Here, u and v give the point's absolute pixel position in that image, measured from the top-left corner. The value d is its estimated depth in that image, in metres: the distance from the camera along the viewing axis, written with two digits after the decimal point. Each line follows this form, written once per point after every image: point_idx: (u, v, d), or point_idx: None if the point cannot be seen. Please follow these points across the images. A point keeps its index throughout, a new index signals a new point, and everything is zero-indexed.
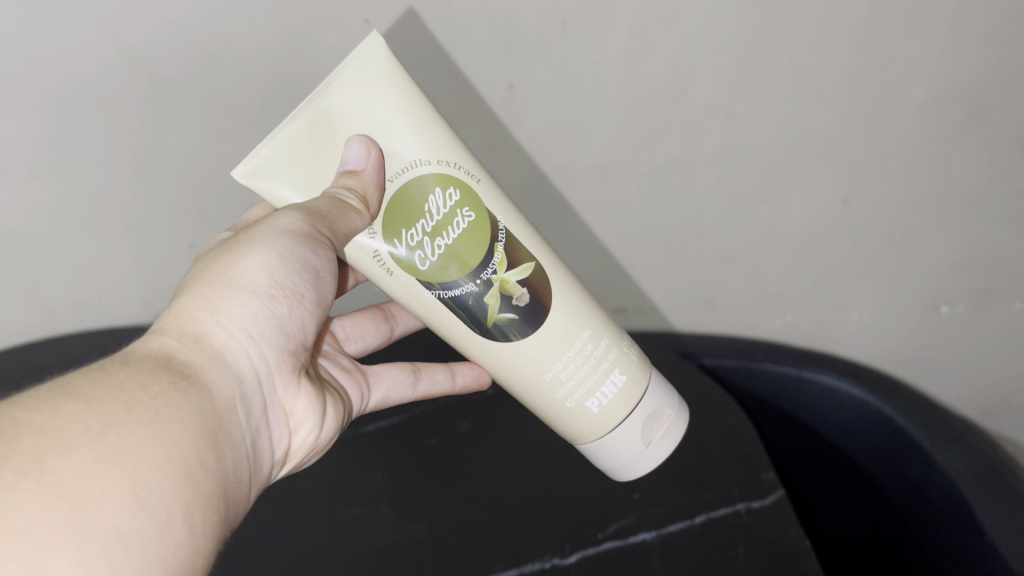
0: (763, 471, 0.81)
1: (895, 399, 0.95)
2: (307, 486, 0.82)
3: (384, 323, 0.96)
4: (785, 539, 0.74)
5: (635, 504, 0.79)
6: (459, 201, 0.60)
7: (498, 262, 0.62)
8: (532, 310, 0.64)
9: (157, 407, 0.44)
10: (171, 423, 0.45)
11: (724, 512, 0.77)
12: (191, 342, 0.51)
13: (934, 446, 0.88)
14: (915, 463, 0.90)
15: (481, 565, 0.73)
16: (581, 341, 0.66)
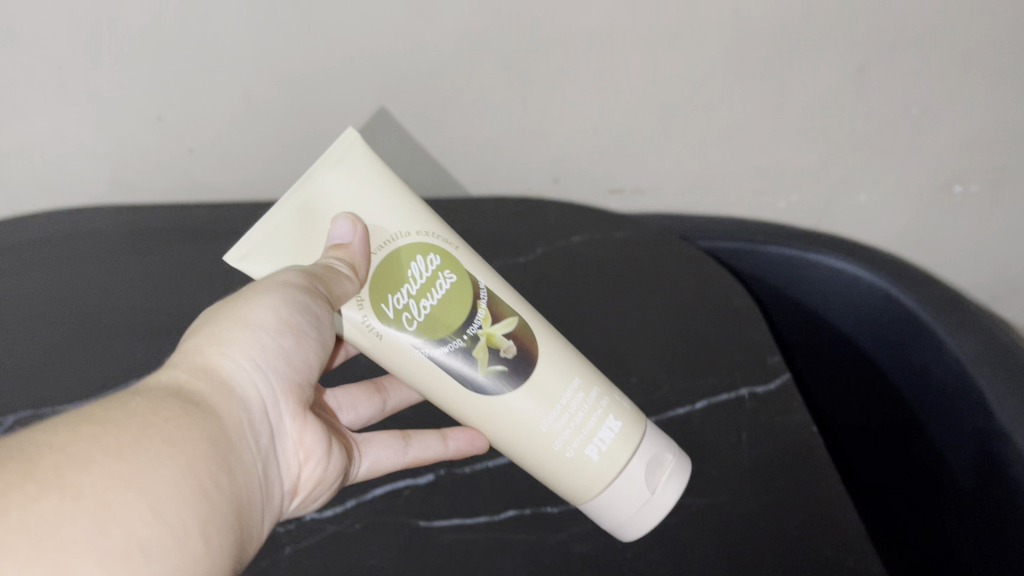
0: (769, 355, 0.62)
1: (884, 270, 0.72)
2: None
3: (376, 394, 0.63)
4: (787, 431, 0.56)
5: (651, 374, 0.61)
6: (442, 268, 0.49)
7: (484, 318, 0.49)
8: (521, 363, 0.49)
9: (175, 440, 0.35)
10: (190, 436, 0.36)
11: (723, 396, 0.59)
12: (202, 377, 0.41)
13: (939, 334, 0.66)
14: (913, 351, 0.69)
15: (431, 454, 0.57)
16: (570, 394, 0.50)
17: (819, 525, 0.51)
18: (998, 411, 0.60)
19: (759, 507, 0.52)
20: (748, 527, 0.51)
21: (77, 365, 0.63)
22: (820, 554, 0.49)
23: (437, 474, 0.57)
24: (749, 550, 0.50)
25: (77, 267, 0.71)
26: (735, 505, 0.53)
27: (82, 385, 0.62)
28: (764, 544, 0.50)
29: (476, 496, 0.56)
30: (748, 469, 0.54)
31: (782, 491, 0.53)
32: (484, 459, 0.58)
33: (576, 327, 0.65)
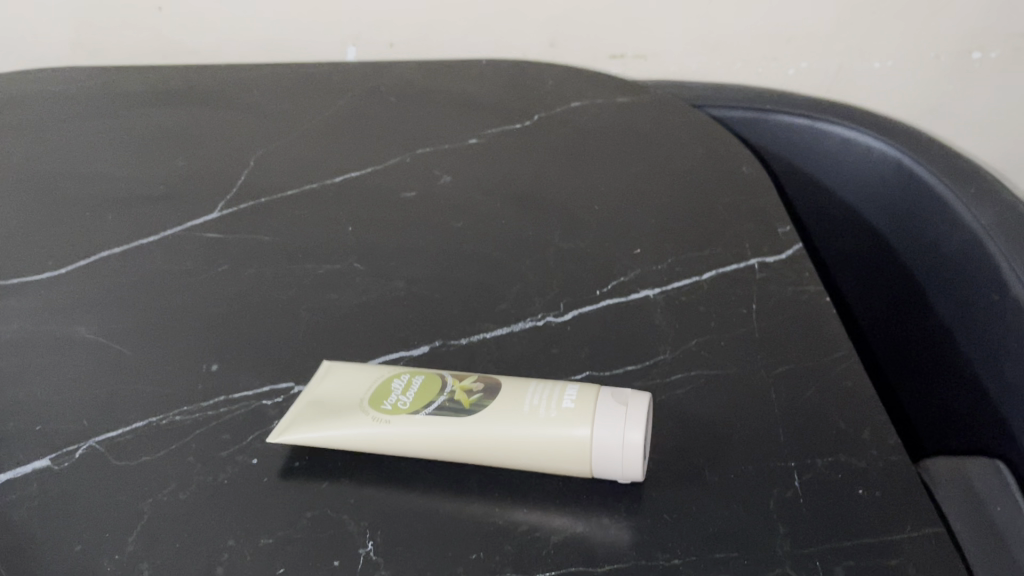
0: (778, 225, 0.59)
1: (893, 137, 0.69)
2: (259, 224, 0.61)
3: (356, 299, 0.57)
4: (798, 301, 0.54)
5: (655, 243, 0.59)
6: (413, 373, 0.46)
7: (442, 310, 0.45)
8: (488, 387, 0.44)
9: None
10: None
11: (732, 266, 0.56)
12: None
13: (949, 200, 0.63)
14: (922, 218, 0.66)
15: (429, 326, 0.53)
16: (550, 397, 0.43)
17: (833, 396, 0.48)
18: (1012, 277, 0.57)
19: (770, 377, 0.49)
20: (761, 400, 0.48)
21: (51, 234, 0.60)
22: (834, 425, 0.46)
23: (432, 345, 0.52)
24: (761, 421, 0.47)
25: (69, 151, 0.69)
26: (746, 376, 0.49)
27: (55, 254, 0.59)
28: (778, 416, 0.47)
29: (474, 365, 0.50)
30: (758, 340, 0.51)
31: (793, 361, 0.50)
32: (484, 329, 0.53)
33: (576, 200, 0.63)
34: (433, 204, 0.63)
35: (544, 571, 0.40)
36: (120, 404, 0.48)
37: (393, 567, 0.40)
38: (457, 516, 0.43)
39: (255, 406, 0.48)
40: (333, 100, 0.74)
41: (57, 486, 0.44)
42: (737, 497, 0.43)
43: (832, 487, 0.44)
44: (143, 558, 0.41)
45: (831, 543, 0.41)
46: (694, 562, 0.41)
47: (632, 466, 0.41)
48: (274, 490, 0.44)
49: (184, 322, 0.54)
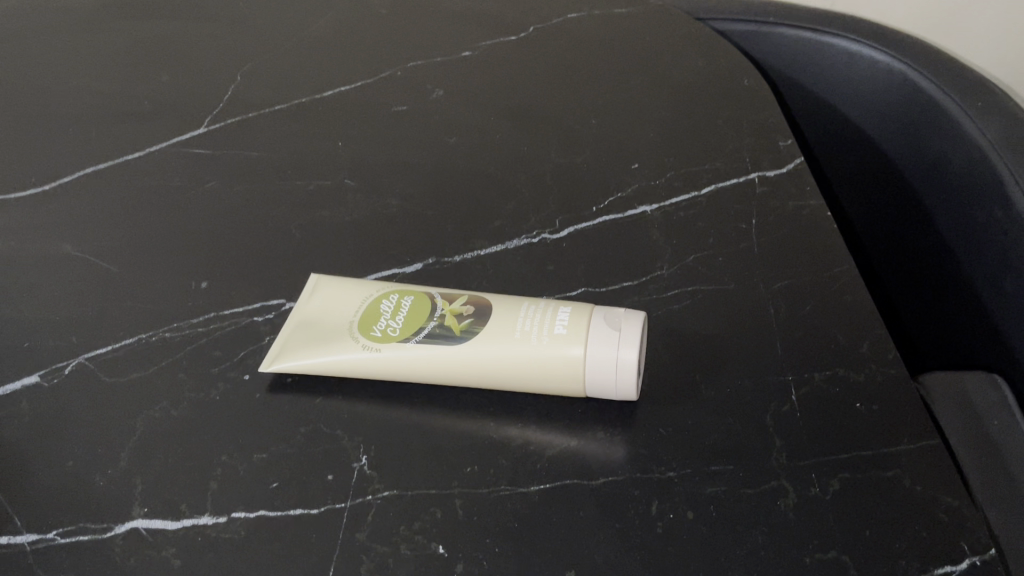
0: (779, 139, 0.58)
1: (900, 49, 0.66)
2: (246, 139, 0.59)
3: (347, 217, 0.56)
4: (798, 215, 0.52)
5: (653, 157, 0.57)
6: (402, 294, 0.45)
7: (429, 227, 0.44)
8: (479, 309, 0.43)
9: None
10: None
11: (732, 181, 0.55)
12: None
13: (956, 117, 0.61)
14: (928, 134, 0.64)
15: (423, 243, 0.52)
16: (542, 315, 0.43)
17: (832, 311, 0.47)
18: (1014, 193, 0.56)
19: (769, 292, 0.48)
20: (759, 316, 0.47)
21: (33, 150, 0.59)
22: (832, 340, 0.46)
23: (426, 263, 0.51)
24: (758, 336, 0.46)
25: (50, 65, 0.67)
26: (744, 292, 0.48)
27: (38, 170, 0.57)
28: (776, 331, 0.46)
29: (467, 283, 0.49)
30: (757, 254, 0.50)
31: (792, 276, 0.49)
32: (479, 247, 0.51)
33: (572, 114, 0.61)
34: (425, 119, 0.61)
35: (539, 484, 0.40)
36: (108, 321, 0.48)
37: (389, 481, 0.40)
38: (452, 431, 0.42)
39: (245, 323, 0.47)
40: (321, 10, 0.71)
41: (47, 403, 0.44)
42: (734, 411, 0.43)
43: (829, 401, 0.43)
44: (136, 473, 0.41)
45: (827, 456, 0.41)
46: (689, 476, 0.40)
47: (627, 384, 0.41)
48: (267, 407, 0.43)
49: (172, 238, 0.53)
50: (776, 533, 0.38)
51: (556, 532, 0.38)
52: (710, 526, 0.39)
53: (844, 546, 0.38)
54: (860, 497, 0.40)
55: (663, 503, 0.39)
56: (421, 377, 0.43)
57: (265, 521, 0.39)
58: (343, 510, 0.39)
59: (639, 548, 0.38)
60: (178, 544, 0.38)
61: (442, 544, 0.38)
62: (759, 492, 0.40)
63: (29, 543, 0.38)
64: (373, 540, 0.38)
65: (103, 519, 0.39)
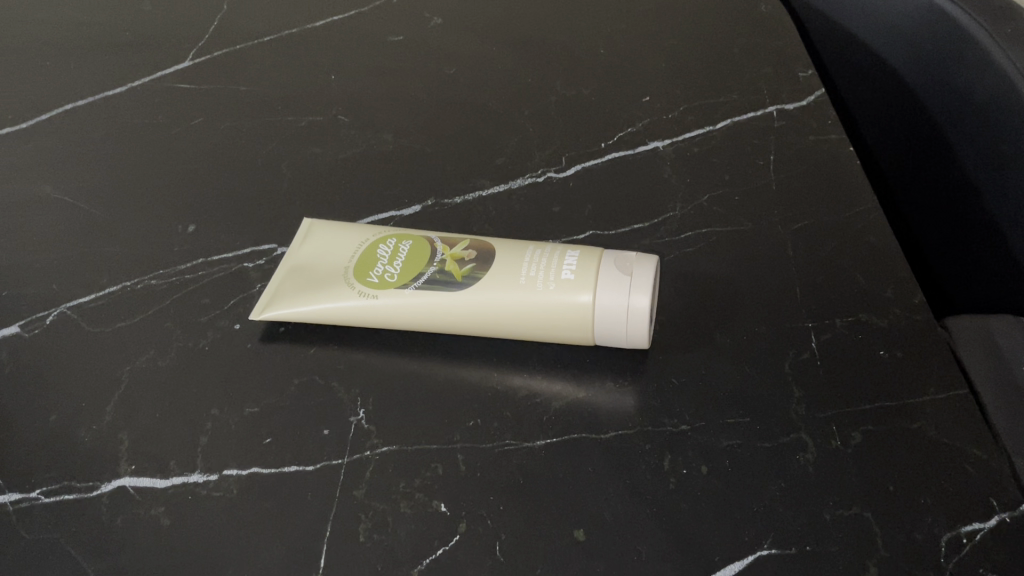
0: (799, 68, 0.54)
1: None
2: (234, 72, 0.56)
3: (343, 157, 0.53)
4: (819, 151, 0.49)
5: (665, 90, 0.54)
6: (399, 238, 0.42)
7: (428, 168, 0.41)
8: (482, 254, 0.41)
9: None
10: None
11: (748, 115, 0.52)
12: None
13: (980, 45, 0.56)
14: (949, 67, 0.60)
15: (421, 183, 0.49)
16: (549, 261, 0.40)
17: (854, 252, 0.45)
18: None
19: (788, 233, 0.45)
20: (777, 258, 0.44)
21: (9, 86, 0.56)
22: (854, 283, 0.43)
23: (426, 205, 0.48)
24: (777, 280, 0.44)
25: None
26: (762, 233, 0.46)
27: (15, 108, 0.54)
28: (795, 275, 0.44)
29: (469, 226, 0.47)
30: (776, 193, 0.47)
31: (812, 216, 0.46)
32: (480, 188, 0.49)
33: (578, 43, 0.57)
34: (422, 50, 0.57)
35: (546, 438, 0.38)
36: (91, 267, 0.45)
37: (387, 436, 0.38)
38: (453, 382, 0.40)
39: (236, 270, 0.45)
40: None
41: (28, 354, 0.42)
42: (751, 359, 0.40)
43: (851, 348, 0.41)
44: (122, 428, 0.39)
45: (849, 406, 0.39)
46: (704, 428, 0.38)
47: (638, 332, 0.39)
48: (259, 356, 0.41)
49: (156, 178, 0.50)
50: (795, 487, 0.36)
51: (563, 489, 0.36)
52: (725, 479, 0.37)
53: (868, 501, 0.36)
54: (884, 450, 0.37)
55: (676, 457, 0.37)
56: (419, 325, 0.41)
57: (258, 478, 0.37)
58: (339, 467, 0.37)
59: (651, 505, 0.36)
60: (167, 503, 0.36)
61: (443, 502, 0.36)
62: (777, 445, 0.38)
63: (12, 503, 0.37)
64: (371, 497, 0.36)
65: (89, 477, 0.37)
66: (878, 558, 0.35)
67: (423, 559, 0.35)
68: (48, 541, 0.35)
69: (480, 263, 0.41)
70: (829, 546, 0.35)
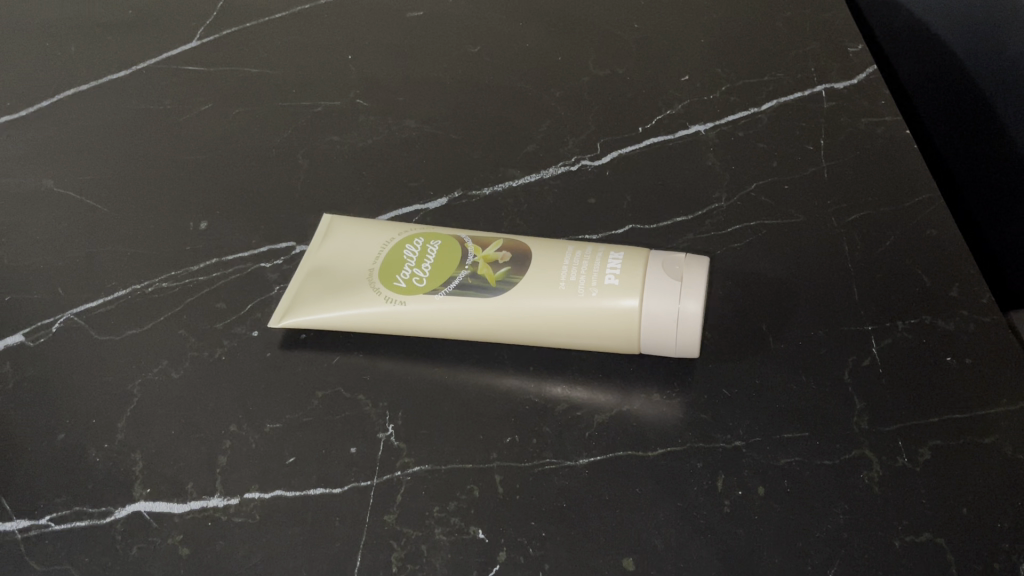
0: (849, 44, 0.50)
1: None
2: (244, 53, 0.53)
3: None
4: (874, 135, 0.46)
5: (704, 68, 0.50)
6: (427, 238, 0.39)
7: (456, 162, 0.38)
8: (518, 257, 0.38)
9: None
10: None
11: (795, 94, 0.48)
12: None
13: None
14: None
15: (446, 173, 0.46)
16: (590, 264, 0.37)
17: (915, 247, 0.41)
18: None
19: (843, 226, 0.42)
20: (832, 254, 0.41)
21: (7, 70, 0.53)
22: (916, 281, 0.40)
23: (452, 197, 0.45)
24: (833, 278, 0.40)
25: None
26: (814, 226, 0.42)
27: (13, 93, 0.51)
28: (852, 273, 0.41)
29: (498, 220, 0.44)
30: (828, 182, 0.44)
31: (868, 207, 0.43)
32: (510, 178, 0.45)
33: (610, 17, 0.54)
34: (444, 27, 0.54)
35: (589, 456, 0.35)
36: (98, 269, 0.43)
37: (419, 454, 0.36)
38: (487, 394, 0.37)
39: (252, 270, 0.42)
40: None
41: (34, 366, 0.39)
42: (807, 367, 0.38)
43: (916, 354, 0.38)
44: (136, 448, 0.36)
45: (916, 419, 0.36)
46: (759, 444, 0.35)
47: (688, 340, 0.36)
48: (278, 366, 0.38)
49: (165, 170, 0.47)
50: (860, 511, 0.34)
51: (609, 513, 0.34)
52: (785, 503, 0.34)
53: (939, 526, 0.33)
54: (955, 468, 0.35)
55: (730, 477, 0.35)
56: (450, 333, 0.38)
57: (282, 503, 0.35)
58: (368, 489, 0.35)
59: (705, 531, 0.33)
60: (185, 529, 0.34)
61: (481, 528, 0.34)
62: (839, 463, 0.35)
63: (20, 530, 0.34)
64: (403, 523, 0.34)
65: (101, 501, 0.35)
66: None
67: None
68: (60, 573, 0.33)
69: (516, 266, 0.38)
70: None
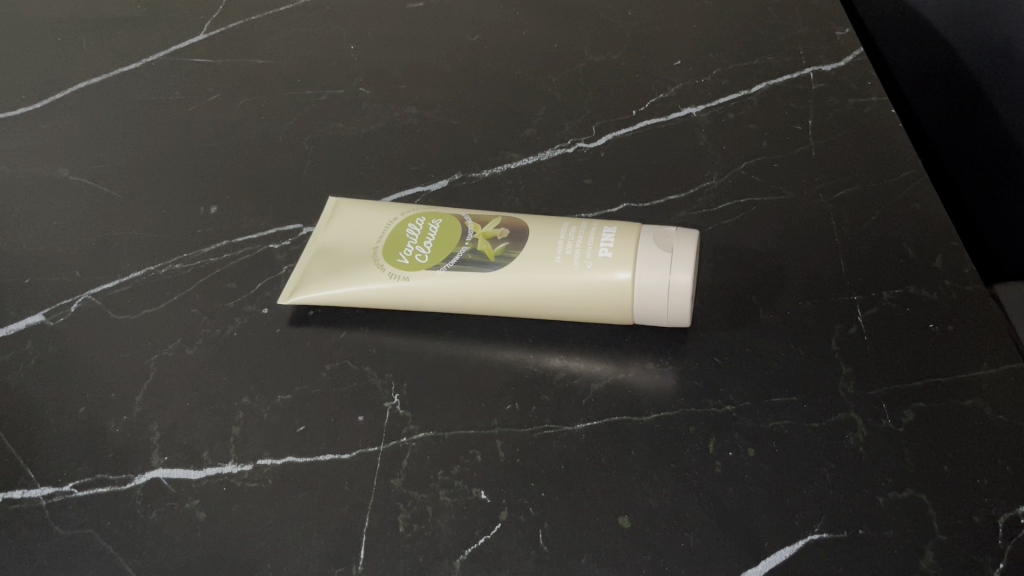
0: (836, 27, 0.52)
1: None
2: (250, 45, 0.54)
3: None
4: (861, 114, 0.47)
5: (697, 53, 0.52)
6: (429, 217, 0.41)
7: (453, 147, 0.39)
8: (515, 236, 0.39)
9: None
10: None
11: (785, 77, 0.50)
12: None
13: None
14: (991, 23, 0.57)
15: (447, 157, 0.48)
16: (586, 239, 0.39)
17: (901, 221, 0.43)
18: None
19: (831, 202, 0.44)
20: (819, 229, 0.43)
21: (21, 64, 0.54)
22: (900, 253, 0.42)
23: (453, 180, 0.46)
24: (820, 251, 0.42)
25: None
26: (803, 202, 0.44)
27: (27, 87, 0.53)
28: (838, 246, 0.42)
29: (498, 201, 0.45)
30: (816, 160, 0.46)
31: (855, 184, 0.44)
32: (509, 160, 0.47)
33: (605, 5, 0.55)
34: (443, 17, 0.55)
35: (586, 421, 0.37)
36: (113, 252, 0.44)
37: (423, 422, 0.37)
38: (489, 365, 0.39)
39: (262, 251, 0.44)
40: None
41: (54, 344, 0.41)
42: (795, 335, 0.39)
43: (901, 323, 0.39)
44: (154, 419, 0.38)
45: (900, 383, 0.37)
46: (749, 409, 0.37)
47: (679, 310, 0.37)
48: (288, 341, 0.40)
49: (176, 158, 0.49)
50: (846, 469, 0.35)
51: (606, 474, 0.36)
52: (774, 462, 0.36)
53: (922, 483, 0.35)
54: (937, 428, 0.36)
55: (721, 439, 0.36)
56: (452, 307, 0.40)
57: (293, 468, 0.36)
58: (376, 455, 0.36)
59: (697, 490, 0.35)
60: (202, 494, 0.36)
61: (484, 489, 0.35)
62: (826, 425, 0.36)
63: (45, 497, 0.36)
64: (409, 486, 0.36)
65: (122, 469, 0.37)
66: (934, 542, 0.33)
67: (465, 549, 0.34)
68: (84, 537, 0.35)
69: (514, 244, 0.39)
70: (884, 530, 0.34)
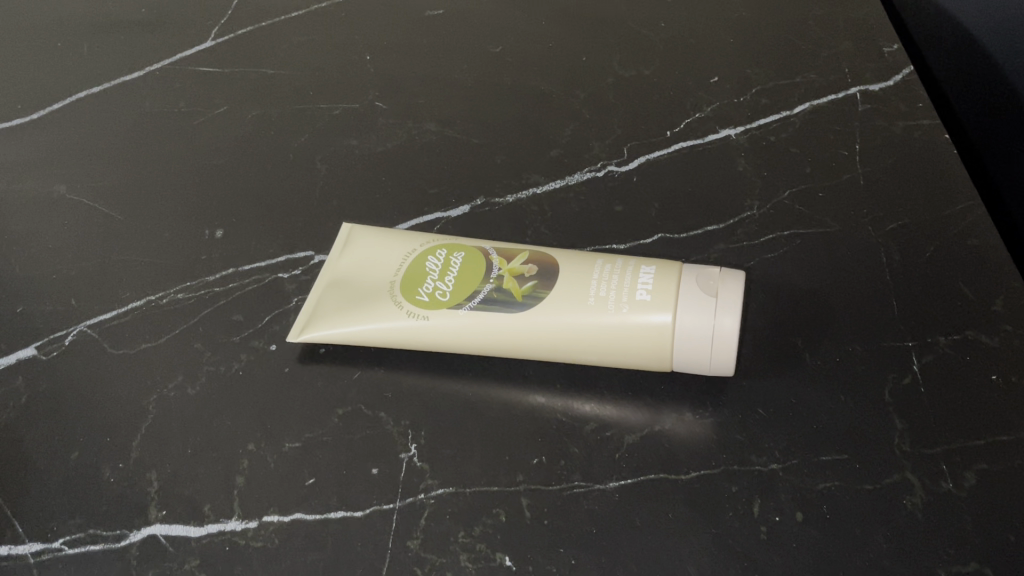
0: (883, 43, 0.49)
1: None
2: (259, 53, 0.51)
3: None
4: (912, 140, 0.44)
5: (735, 69, 0.49)
6: (450, 249, 0.38)
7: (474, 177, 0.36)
8: (545, 273, 0.36)
9: None
10: None
11: (829, 97, 0.47)
12: None
13: None
14: None
15: (468, 179, 0.45)
16: (622, 279, 0.36)
17: (957, 259, 0.40)
18: None
19: (881, 236, 0.41)
20: (869, 265, 0.40)
21: (18, 72, 0.52)
22: (957, 295, 0.38)
23: (474, 205, 0.43)
24: (870, 291, 0.39)
25: None
26: (850, 236, 0.41)
27: (23, 96, 0.50)
28: (890, 286, 0.39)
29: (523, 229, 0.42)
30: (864, 189, 0.42)
31: (907, 216, 0.41)
32: (535, 184, 0.44)
33: (636, 16, 0.52)
34: (464, 26, 0.52)
35: (619, 479, 0.34)
36: (111, 279, 0.41)
37: (442, 476, 0.34)
38: (513, 413, 0.36)
39: (270, 281, 0.41)
40: None
41: (46, 381, 0.38)
42: (846, 386, 0.36)
43: (960, 373, 0.36)
44: (153, 467, 0.35)
45: (960, 441, 0.34)
46: (797, 468, 0.34)
47: (723, 358, 0.34)
48: (297, 383, 0.37)
49: (180, 176, 0.46)
50: (903, 538, 0.32)
51: (642, 539, 0.33)
52: (825, 529, 0.33)
53: (986, 556, 0.32)
54: (1002, 494, 0.33)
55: (766, 502, 0.33)
56: (474, 348, 0.37)
57: (302, 526, 0.33)
58: (391, 512, 0.34)
59: (741, 559, 0.32)
60: (203, 554, 0.33)
61: (508, 554, 0.33)
62: (880, 488, 0.33)
63: (33, 554, 0.33)
64: (427, 549, 0.33)
65: (117, 524, 0.34)
66: None
67: None
68: None
69: (544, 282, 0.36)
70: None
